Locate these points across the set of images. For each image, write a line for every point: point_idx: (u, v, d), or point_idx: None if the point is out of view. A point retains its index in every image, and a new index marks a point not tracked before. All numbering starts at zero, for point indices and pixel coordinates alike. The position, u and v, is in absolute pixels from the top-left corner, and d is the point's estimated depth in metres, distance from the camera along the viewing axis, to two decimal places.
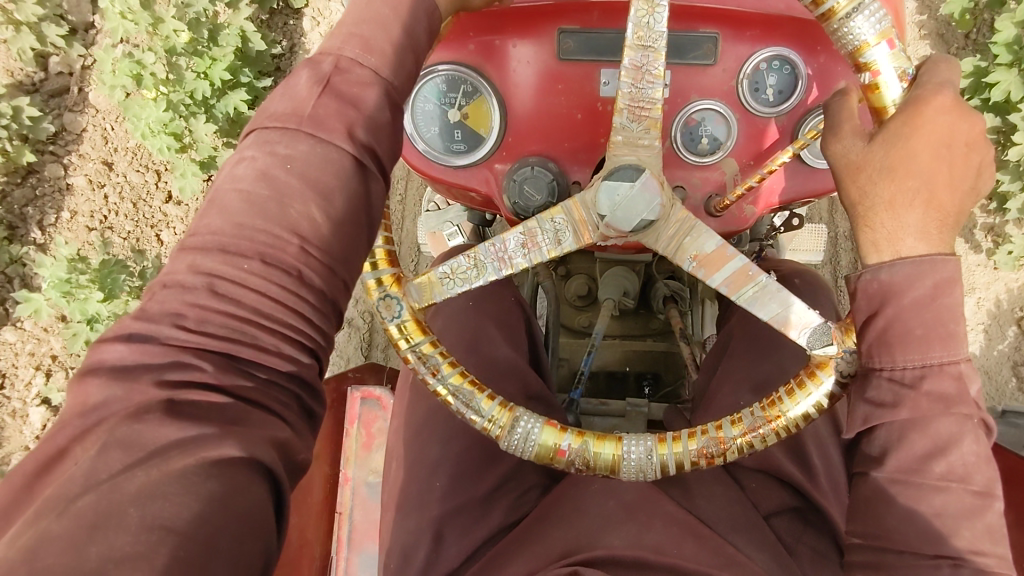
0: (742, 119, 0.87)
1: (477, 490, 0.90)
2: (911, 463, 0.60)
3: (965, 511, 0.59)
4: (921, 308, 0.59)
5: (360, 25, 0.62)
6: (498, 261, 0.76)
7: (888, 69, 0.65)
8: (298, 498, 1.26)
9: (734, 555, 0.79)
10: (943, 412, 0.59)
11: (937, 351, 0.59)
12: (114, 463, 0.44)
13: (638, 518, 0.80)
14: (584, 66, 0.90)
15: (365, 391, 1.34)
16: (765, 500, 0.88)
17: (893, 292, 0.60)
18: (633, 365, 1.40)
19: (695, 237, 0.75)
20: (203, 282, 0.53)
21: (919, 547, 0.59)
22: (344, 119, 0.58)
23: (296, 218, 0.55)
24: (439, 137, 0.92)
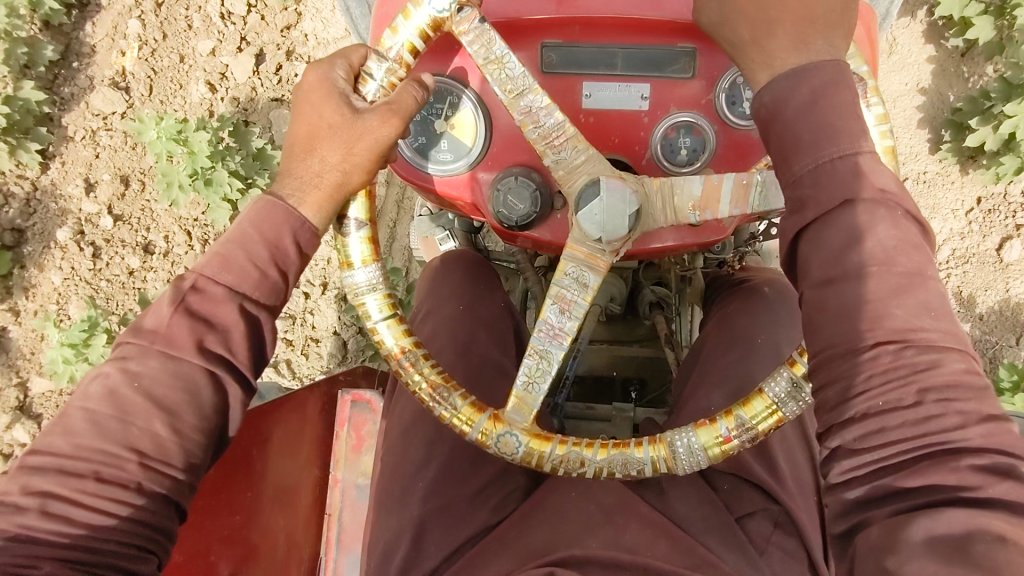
0: (719, 131, 0.90)
1: (462, 490, 0.92)
2: (830, 257, 0.68)
3: (892, 290, 0.66)
4: (803, 111, 0.70)
5: (226, 244, 0.72)
6: (555, 339, 0.79)
7: None
8: (282, 500, 1.27)
9: (708, 557, 0.83)
10: (840, 204, 0.68)
11: (826, 148, 0.69)
12: None
13: (615, 522, 0.84)
14: (566, 79, 0.91)
15: (355, 395, 1.35)
16: (738, 502, 0.90)
17: (778, 108, 0.71)
18: (620, 370, 1.43)
19: (682, 190, 0.80)
20: (37, 503, 0.62)
21: (848, 333, 0.67)
22: (194, 335, 0.69)
23: (138, 434, 0.66)
24: (427, 146, 0.94)
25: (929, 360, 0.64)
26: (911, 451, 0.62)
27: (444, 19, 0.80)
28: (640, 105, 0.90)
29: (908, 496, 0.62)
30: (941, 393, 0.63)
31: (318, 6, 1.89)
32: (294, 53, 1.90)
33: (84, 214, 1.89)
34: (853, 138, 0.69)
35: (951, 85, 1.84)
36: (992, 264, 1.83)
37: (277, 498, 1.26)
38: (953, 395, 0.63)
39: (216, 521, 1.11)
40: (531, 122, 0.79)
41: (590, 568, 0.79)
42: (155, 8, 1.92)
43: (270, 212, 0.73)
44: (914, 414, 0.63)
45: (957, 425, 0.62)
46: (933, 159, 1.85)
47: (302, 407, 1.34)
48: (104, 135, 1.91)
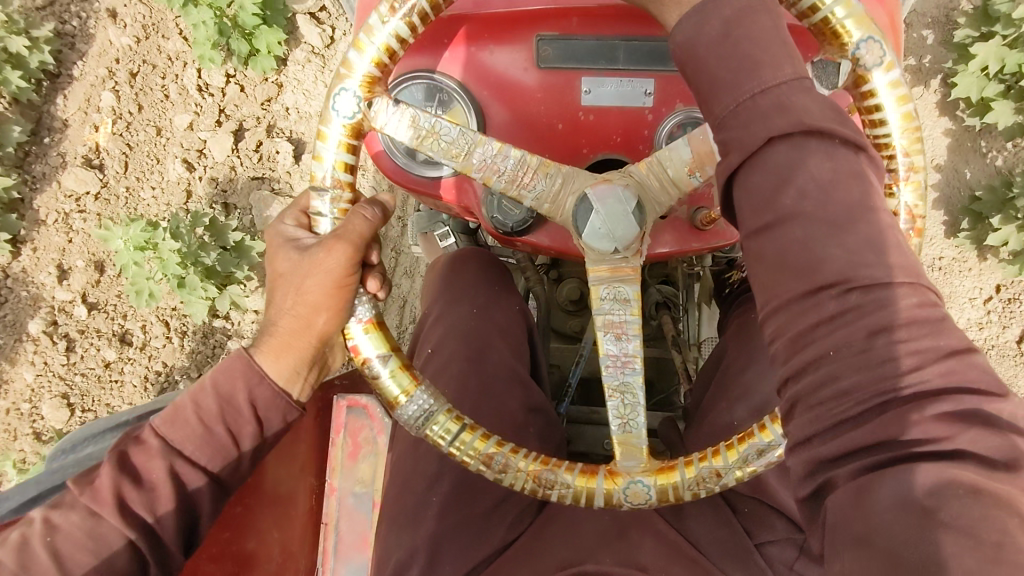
0: None
1: (479, 506, 0.87)
2: (765, 202, 0.59)
3: (829, 230, 0.57)
4: (716, 47, 0.61)
5: (181, 396, 0.73)
6: (624, 366, 0.73)
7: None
8: (278, 509, 1.21)
9: None
10: (766, 143, 0.58)
11: (748, 83, 0.60)
12: None
13: (628, 538, 0.84)
14: (564, 73, 0.85)
15: (351, 400, 1.30)
16: (761, 529, 0.85)
17: (688, 46, 0.63)
18: None
19: (668, 159, 0.74)
20: None
21: (796, 286, 0.57)
22: (117, 491, 0.68)
23: None
24: (416, 145, 0.87)
25: (880, 302, 0.55)
26: (865, 404, 0.54)
27: (361, 120, 0.75)
28: (644, 100, 0.84)
29: (863, 455, 0.53)
30: (891, 334, 0.54)
31: (299, 77, 1.84)
32: (275, 127, 1.84)
33: (57, 304, 1.84)
34: (776, 66, 0.60)
35: (966, 161, 1.76)
36: (1013, 356, 1.73)
37: (274, 505, 1.21)
38: (907, 335, 0.54)
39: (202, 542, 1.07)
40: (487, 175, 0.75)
41: None
42: (129, 79, 1.87)
43: (228, 366, 0.73)
44: (864, 362, 0.54)
45: (911, 368, 0.53)
46: (950, 243, 1.76)
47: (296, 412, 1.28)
48: (78, 218, 1.87)
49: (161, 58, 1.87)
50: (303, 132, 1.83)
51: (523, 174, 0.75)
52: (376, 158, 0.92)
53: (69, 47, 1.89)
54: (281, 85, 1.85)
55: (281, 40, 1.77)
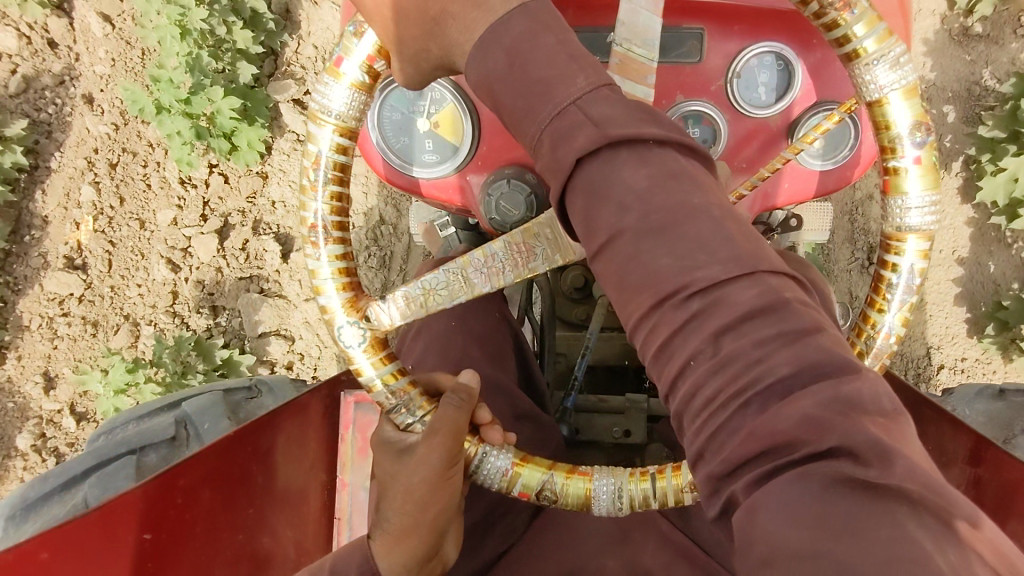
0: (731, 120, 0.81)
1: (467, 517, 0.87)
2: (595, 215, 0.52)
3: (659, 227, 0.50)
4: (505, 77, 0.55)
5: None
6: None
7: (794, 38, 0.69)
8: (291, 506, 1.21)
9: None
10: (576, 163, 0.51)
11: (544, 108, 0.53)
12: None
13: (632, 540, 0.85)
14: None
15: (358, 397, 1.28)
16: None
17: (486, 85, 0.57)
18: (632, 358, 1.36)
19: None
20: None
21: (642, 299, 0.50)
22: None
23: None
24: (410, 147, 0.86)
25: (722, 296, 0.47)
26: (725, 409, 0.46)
27: (372, 335, 0.72)
28: None
29: (741, 474, 0.44)
30: (734, 333, 0.46)
31: (285, 168, 1.87)
32: (262, 223, 1.87)
33: (45, 414, 1.88)
34: (568, 82, 0.53)
35: (990, 252, 1.76)
36: None
37: (285, 505, 1.20)
38: (751, 327, 0.46)
39: (213, 547, 1.07)
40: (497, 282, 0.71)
41: None
42: (109, 171, 1.89)
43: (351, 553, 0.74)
44: (717, 365, 0.46)
45: (756, 360, 0.45)
46: (974, 344, 1.74)
47: (303, 410, 1.26)
48: (62, 323, 1.89)
49: (142, 144, 1.89)
50: (289, 226, 1.86)
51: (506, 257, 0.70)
52: (367, 155, 0.90)
53: (46, 136, 1.92)
54: (266, 176, 1.87)
55: (262, 136, 1.81)
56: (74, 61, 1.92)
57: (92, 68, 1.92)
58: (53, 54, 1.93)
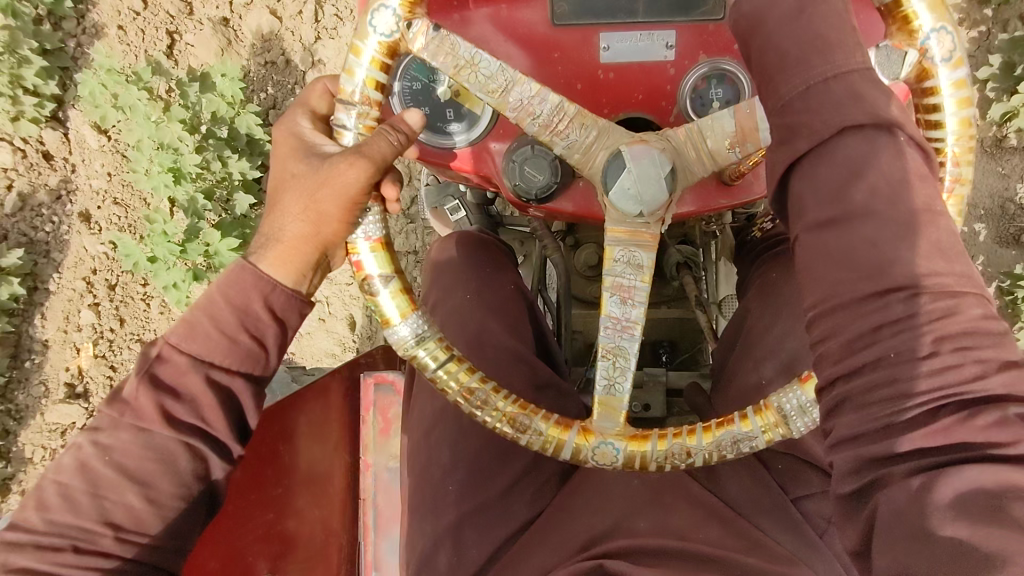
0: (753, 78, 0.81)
1: (492, 489, 0.87)
2: (831, 194, 0.61)
3: (898, 234, 0.59)
4: (791, 22, 0.63)
5: (191, 310, 0.68)
6: (623, 331, 0.72)
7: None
8: (314, 490, 1.22)
9: (759, 538, 0.82)
10: (838, 133, 0.60)
11: (817, 65, 0.61)
12: None
13: (663, 502, 0.85)
14: (580, 31, 0.82)
15: (378, 377, 1.28)
16: (795, 483, 0.87)
17: (759, 24, 0.64)
18: (651, 334, 1.37)
19: (709, 134, 0.73)
20: (31, 547, 0.63)
21: (857, 283, 0.60)
22: (159, 407, 0.65)
23: (113, 507, 0.65)
24: (431, 115, 0.87)
25: (944, 308, 0.58)
26: (931, 397, 0.57)
27: (397, 40, 0.72)
28: (665, 55, 0.82)
29: (909, 458, 0.58)
30: (958, 341, 0.58)
31: None
32: None
33: None
34: (847, 52, 0.62)
35: None
36: None
37: (308, 485, 1.22)
38: (970, 340, 0.58)
39: (245, 525, 1.11)
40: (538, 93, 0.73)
41: (642, 557, 0.79)
42: (109, 293, 1.81)
43: (239, 277, 0.68)
44: (929, 368, 0.57)
45: (975, 374, 0.57)
46: None
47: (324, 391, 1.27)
48: None
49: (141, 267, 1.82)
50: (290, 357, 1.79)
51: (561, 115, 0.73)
52: None
53: (44, 257, 1.81)
54: None
55: None
56: (70, 173, 1.82)
57: (89, 183, 1.81)
58: (50, 166, 1.81)
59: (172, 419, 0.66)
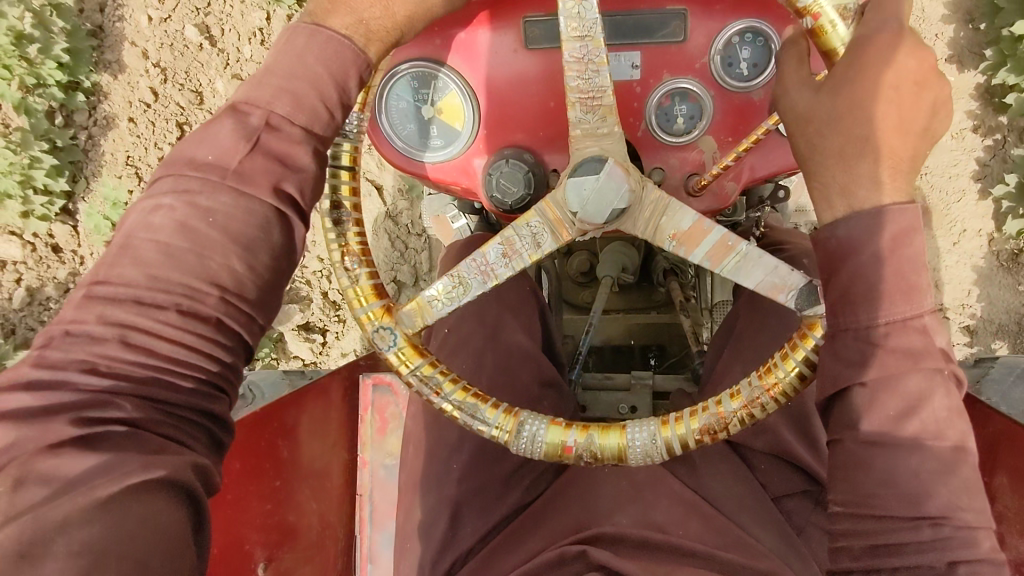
0: (717, 96, 0.86)
1: (497, 472, 0.91)
2: (885, 424, 0.60)
3: (940, 468, 0.59)
4: (880, 259, 0.60)
5: (290, 80, 0.66)
6: (482, 275, 0.76)
7: (828, 10, 0.66)
8: (315, 483, 1.28)
9: (740, 536, 0.84)
10: (908, 370, 0.59)
11: (900, 306, 0.60)
12: (34, 496, 0.50)
13: (643, 499, 0.87)
14: (551, 54, 0.89)
15: (376, 377, 1.37)
16: (774, 483, 0.91)
17: (852, 248, 0.62)
18: (637, 338, 1.42)
19: (671, 216, 0.74)
20: (115, 334, 0.58)
21: (901, 510, 0.59)
22: (270, 176, 0.64)
23: (217, 270, 0.62)
24: (416, 133, 0.92)
25: (967, 541, 0.58)
26: None
27: None
28: (631, 74, 0.87)
29: None
30: (971, 565, 0.57)
31: None
32: None
33: None
34: (924, 295, 0.61)
35: None
36: None
37: (310, 480, 1.27)
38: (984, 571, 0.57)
39: (246, 510, 1.14)
40: (582, 70, 0.74)
41: (623, 546, 0.82)
42: None
43: (337, 51, 0.68)
44: None
45: None
46: None
47: (325, 392, 1.33)
48: None
49: None
50: None
51: (600, 96, 0.75)
52: (376, 144, 0.93)
53: None
54: None
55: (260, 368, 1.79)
56: (79, 264, 1.86)
57: None
58: (59, 259, 1.85)
59: (280, 186, 0.65)
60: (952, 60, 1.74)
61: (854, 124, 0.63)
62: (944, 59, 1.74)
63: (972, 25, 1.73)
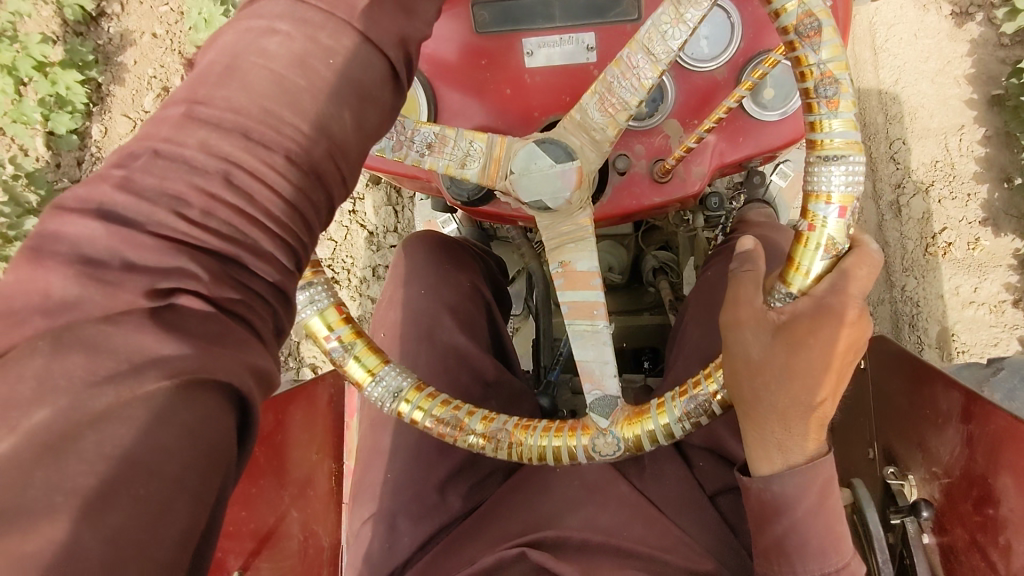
0: (678, 75, 0.83)
1: (430, 478, 0.86)
2: None
3: None
4: (812, 518, 0.62)
5: None
6: (397, 142, 0.76)
7: (828, 233, 0.58)
8: (296, 492, 1.24)
9: (681, 538, 0.80)
10: None
11: (832, 558, 0.63)
12: (77, 369, 0.37)
13: (594, 499, 0.83)
14: (502, 39, 0.85)
15: None
16: (711, 480, 0.85)
17: (784, 507, 0.62)
18: (629, 341, 1.38)
19: (580, 247, 0.70)
20: (219, 168, 0.47)
21: None
22: (397, 28, 0.52)
23: (326, 119, 0.50)
24: None
25: None
26: None
27: None
28: (587, 56, 0.84)
29: None
30: None
31: None
32: None
33: None
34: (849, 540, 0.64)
35: None
36: None
37: (290, 489, 1.23)
38: None
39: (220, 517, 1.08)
40: (626, 74, 0.69)
41: (565, 551, 0.78)
42: None
43: None
44: None
45: None
46: None
47: (312, 397, 1.31)
48: None
49: None
50: None
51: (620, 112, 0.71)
52: None
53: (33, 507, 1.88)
54: None
55: None
56: None
57: None
58: None
59: (405, 45, 0.53)
60: (987, 223, 1.60)
61: (803, 389, 0.58)
62: (978, 223, 1.61)
63: (1007, 184, 1.60)
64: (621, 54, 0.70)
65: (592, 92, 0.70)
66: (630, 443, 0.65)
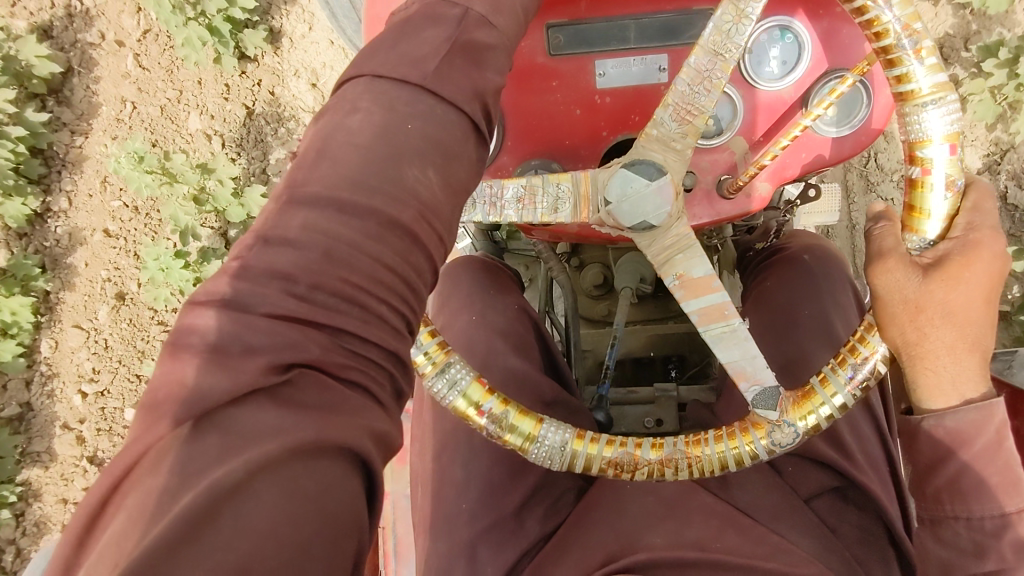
0: (747, 94, 0.85)
1: (507, 505, 0.88)
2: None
3: None
4: (990, 456, 0.63)
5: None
6: (490, 206, 0.76)
7: (940, 172, 0.65)
8: None
9: (778, 542, 0.81)
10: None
11: (1012, 500, 0.63)
12: (211, 453, 0.41)
13: (680, 515, 0.83)
14: (576, 60, 0.86)
15: None
16: (804, 485, 0.90)
17: (961, 441, 0.63)
18: (657, 349, 1.38)
19: (688, 256, 0.72)
20: (318, 245, 0.48)
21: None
22: (471, 81, 0.56)
23: (412, 182, 0.52)
24: None
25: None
26: None
27: None
28: (659, 77, 0.85)
29: None
30: None
31: None
32: None
33: None
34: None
35: None
36: None
37: None
38: None
39: None
40: (694, 83, 0.71)
41: (659, 570, 0.77)
42: None
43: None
44: None
45: None
46: None
47: None
48: None
49: None
50: None
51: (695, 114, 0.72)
52: None
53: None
54: None
55: None
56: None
57: None
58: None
59: (481, 97, 0.57)
60: None
61: (967, 322, 0.63)
62: None
63: None
64: (687, 61, 0.71)
65: (665, 102, 0.70)
66: (807, 426, 0.68)
